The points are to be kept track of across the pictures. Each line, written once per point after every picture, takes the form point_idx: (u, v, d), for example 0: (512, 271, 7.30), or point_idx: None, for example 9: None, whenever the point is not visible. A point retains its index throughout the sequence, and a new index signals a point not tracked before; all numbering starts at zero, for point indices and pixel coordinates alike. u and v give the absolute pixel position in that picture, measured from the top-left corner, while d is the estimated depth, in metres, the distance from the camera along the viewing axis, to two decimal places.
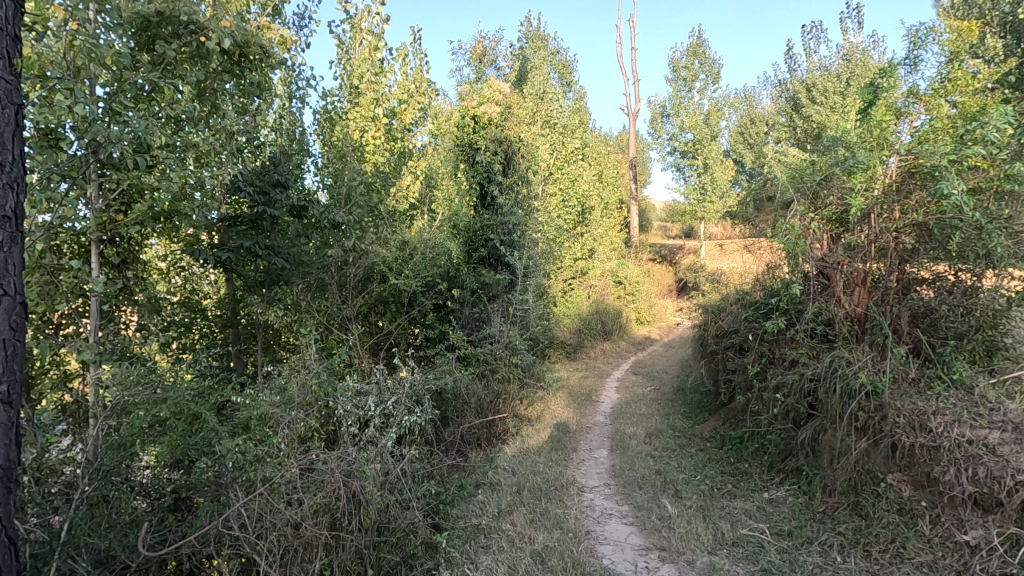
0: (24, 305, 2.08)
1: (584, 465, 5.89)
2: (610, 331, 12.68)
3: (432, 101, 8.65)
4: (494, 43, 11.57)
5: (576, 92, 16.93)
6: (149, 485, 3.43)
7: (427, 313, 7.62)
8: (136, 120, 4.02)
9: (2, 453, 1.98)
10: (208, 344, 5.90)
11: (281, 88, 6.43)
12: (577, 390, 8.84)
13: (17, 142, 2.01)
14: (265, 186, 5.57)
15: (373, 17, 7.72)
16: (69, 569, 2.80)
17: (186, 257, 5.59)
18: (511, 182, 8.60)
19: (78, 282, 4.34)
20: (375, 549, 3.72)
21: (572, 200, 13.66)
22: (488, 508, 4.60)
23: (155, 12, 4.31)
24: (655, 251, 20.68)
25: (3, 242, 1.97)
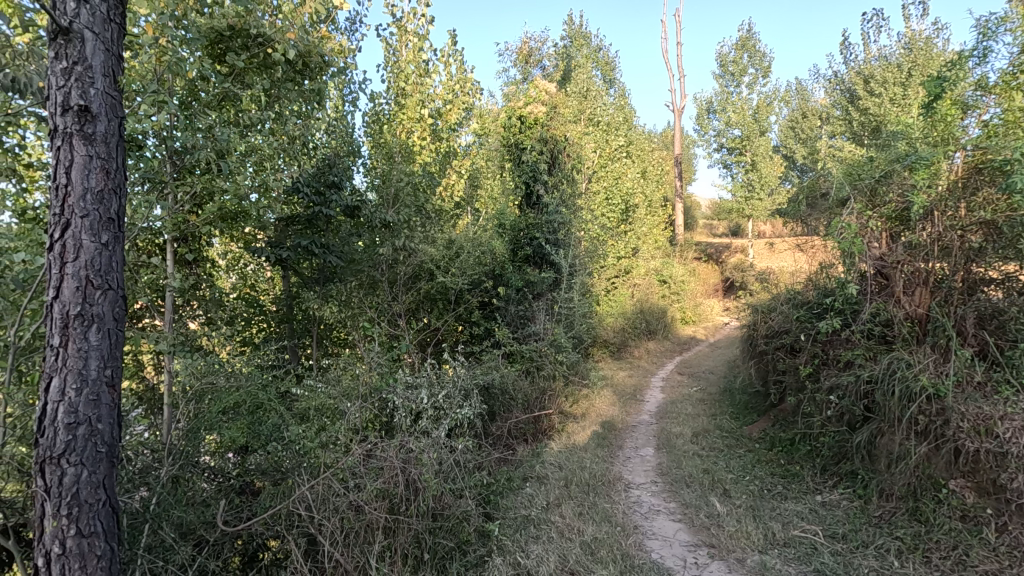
0: (126, 298, 2.31)
1: (630, 462, 5.91)
2: (654, 330, 12.66)
3: (477, 101, 8.93)
4: (540, 43, 11.71)
5: (619, 90, 16.78)
6: (216, 468, 3.69)
7: (472, 311, 7.80)
8: (219, 130, 4.36)
9: (108, 431, 2.22)
10: (266, 337, 6.24)
11: (335, 94, 6.73)
12: (622, 389, 8.81)
13: (123, 152, 2.24)
14: (321, 187, 5.83)
15: (418, 18, 7.86)
16: (159, 539, 3.07)
17: (244, 257, 5.99)
18: (555, 181, 8.63)
19: (154, 277, 4.68)
20: (431, 534, 3.84)
21: (616, 198, 13.57)
22: (536, 500, 4.68)
23: (228, 27, 4.67)
24: (701, 250, 20.25)
25: (109, 242, 2.19)
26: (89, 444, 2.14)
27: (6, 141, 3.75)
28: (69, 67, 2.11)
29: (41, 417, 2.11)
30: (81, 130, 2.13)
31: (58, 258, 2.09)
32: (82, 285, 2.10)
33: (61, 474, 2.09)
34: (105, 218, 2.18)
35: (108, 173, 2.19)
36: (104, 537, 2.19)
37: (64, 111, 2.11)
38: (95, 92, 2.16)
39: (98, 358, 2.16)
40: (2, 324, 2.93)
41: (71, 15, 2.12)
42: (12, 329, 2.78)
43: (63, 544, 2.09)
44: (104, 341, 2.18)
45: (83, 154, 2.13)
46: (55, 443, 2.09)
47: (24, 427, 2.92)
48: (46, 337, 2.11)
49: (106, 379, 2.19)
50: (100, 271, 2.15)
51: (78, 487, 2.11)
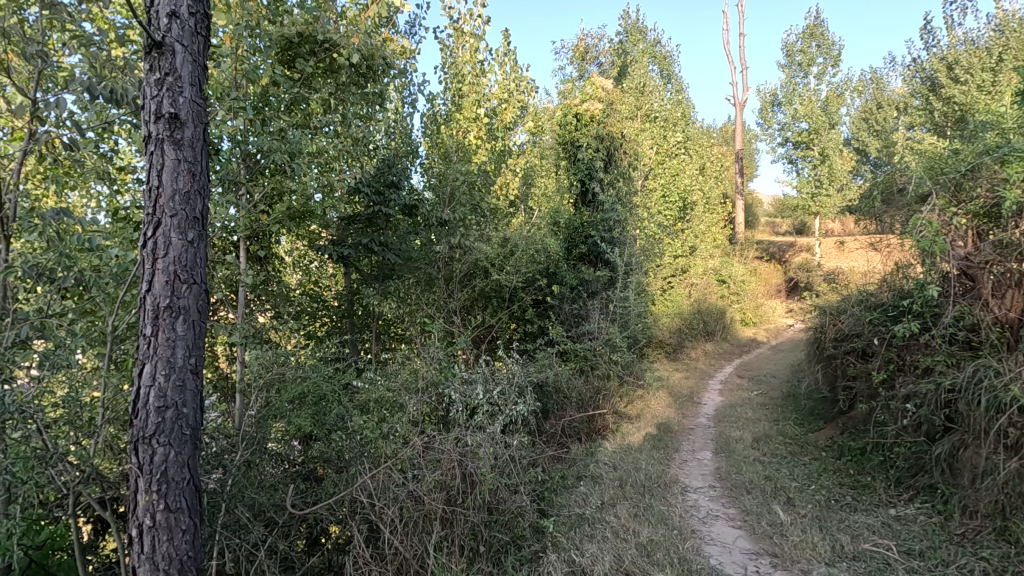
0: (208, 291, 2.48)
1: (687, 466, 5.78)
2: (712, 331, 12.25)
3: (531, 99, 8.83)
4: (597, 40, 11.61)
5: (677, 85, 16.34)
6: (284, 454, 3.89)
7: (526, 308, 7.89)
8: (292, 133, 4.60)
9: (192, 415, 2.39)
10: (329, 331, 6.51)
11: (395, 95, 6.91)
12: (678, 391, 8.60)
13: (207, 155, 2.41)
14: (381, 187, 6.01)
15: (474, 19, 7.94)
16: (235, 518, 3.29)
17: (308, 254, 6.26)
18: (611, 179, 8.57)
19: (229, 273, 4.97)
20: (487, 527, 3.88)
21: (673, 195, 13.26)
22: (590, 499, 4.65)
23: (296, 34, 4.88)
24: (763, 248, 19.45)
25: (194, 240, 2.36)
26: (176, 426, 2.31)
27: (102, 146, 4.10)
28: (161, 77, 2.29)
29: (134, 400, 2.30)
30: (171, 136, 2.30)
31: (151, 255, 2.27)
32: (170, 280, 2.27)
33: (152, 453, 2.28)
34: (191, 217, 2.35)
35: (194, 175, 2.35)
36: (188, 513, 2.36)
37: (156, 118, 2.29)
38: (183, 100, 2.33)
39: (184, 347, 2.33)
40: (100, 314, 3.20)
41: (163, 30, 2.30)
42: (109, 319, 3.04)
43: (153, 517, 2.29)
44: (190, 332, 2.35)
45: (173, 158, 2.31)
46: (146, 425, 2.27)
47: (119, 409, 3.19)
48: (140, 327, 2.30)
49: (190, 366, 2.36)
50: (187, 266, 2.32)
51: (166, 465, 2.29)
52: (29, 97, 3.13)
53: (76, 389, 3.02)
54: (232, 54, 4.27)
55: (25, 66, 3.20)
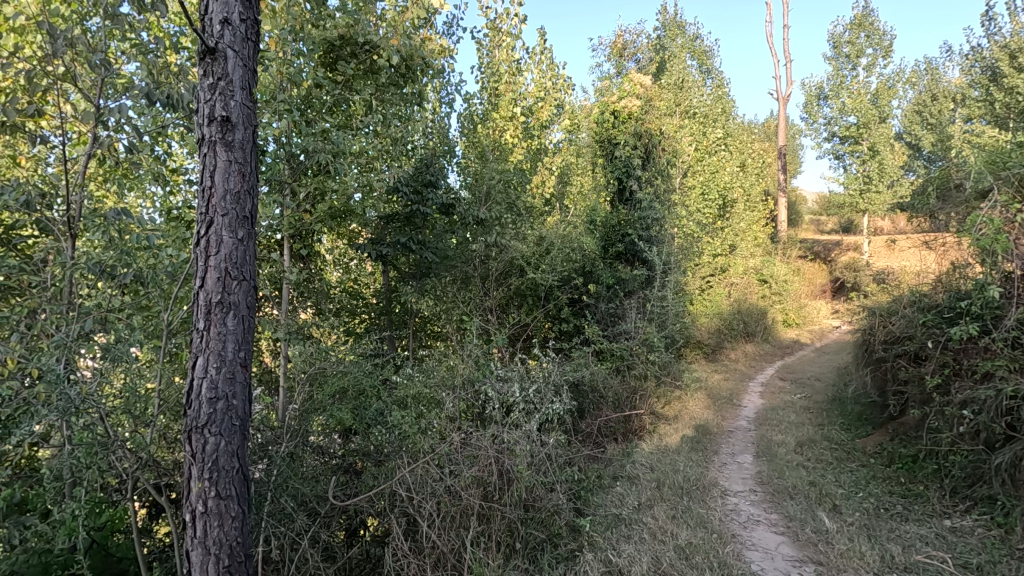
0: (256, 288, 2.57)
1: (726, 469, 5.65)
2: (753, 332, 11.93)
3: (567, 97, 8.80)
4: (635, 36, 11.48)
5: (717, 79, 15.96)
6: (326, 447, 4.01)
7: (562, 307, 7.86)
8: (336, 135, 4.73)
9: (240, 406, 2.48)
10: (368, 327, 6.65)
11: (433, 96, 6.99)
12: (717, 393, 8.42)
13: (256, 156, 2.50)
14: (419, 187, 6.14)
15: (511, 19, 7.96)
16: (280, 507, 3.41)
17: (348, 252, 6.40)
18: (648, 176, 8.49)
19: (274, 271, 5.14)
20: (524, 524, 3.90)
21: (712, 192, 12.99)
22: (627, 500, 4.60)
23: (338, 37, 5.01)
24: (807, 247, 18.81)
25: (244, 238, 2.45)
26: (226, 417, 2.41)
27: (157, 149, 4.29)
28: (214, 82, 2.39)
29: (188, 391, 2.40)
30: (223, 138, 2.40)
31: (204, 252, 2.37)
32: (222, 276, 2.37)
33: (205, 442, 2.38)
34: (241, 216, 2.44)
35: (244, 176, 2.45)
36: (237, 501, 2.46)
37: (209, 121, 2.39)
38: (234, 103, 2.43)
39: (234, 341, 2.42)
40: (155, 309, 3.36)
41: (216, 36, 2.39)
42: (165, 313, 3.18)
43: (205, 503, 2.39)
44: (239, 326, 2.44)
45: (225, 159, 2.40)
46: (199, 416, 2.38)
47: (173, 399, 3.34)
48: (193, 322, 2.40)
49: (240, 360, 2.45)
50: (237, 263, 2.42)
51: (217, 454, 2.39)
52: (94, 104, 3.32)
53: (134, 379, 3.19)
54: (279, 59, 4.41)
55: (89, 74, 3.39)
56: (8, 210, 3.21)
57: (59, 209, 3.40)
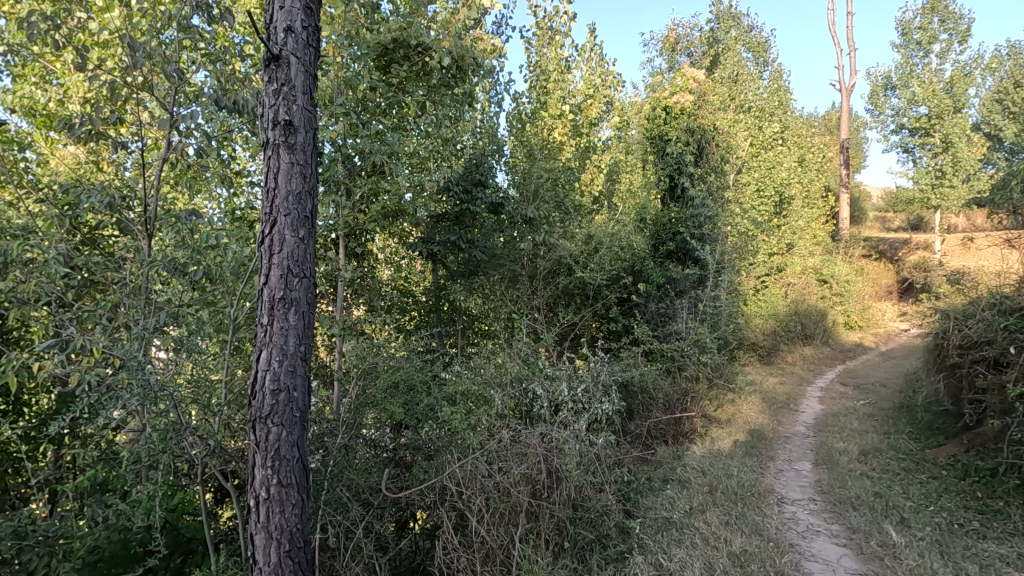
0: (316, 284, 2.67)
1: (783, 476, 5.44)
2: (811, 335, 11.42)
3: (617, 94, 8.65)
4: (688, 30, 11.18)
5: (774, 71, 15.34)
6: (378, 439, 4.13)
7: (610, 307, 7.79)
8: (391, 136, 4.86)
9: (300, 398, 2.58)
10: (419, 325, 6.79)
11: (482, 96, 7.04)
12: (772, 397, 8.12)
13: (317, 157, 2.60)
14: (469, 186, 6.24)
15: (560, 16, 7.91)
16: (336, 496, 3.54)
17: (399, 251, 6.55)
18: (701, 173, 8.28)
19: (330, 269, 5.33)
20: (572, 523, 3.88)
21: (768, 189, 12.52)
22: (678, 504, 4.51)
23: (392, 40, 5.14)
24: (871, 246, 17.84)
25: (305, 237, 2.55)
26: (287, 408, 2.52)
27: (222, 152, 4.52)
28: (278, 88, 2.50)
29: (252, 383, 2.52)
30: (286, 141, 2.51)
31: (268, 250, 2.48)
32: (285, 274, 2.48)
33: (268, 432, 2.50)
34: (302, 216, 2.54)
35: (305, 177, 2.55)
36: (297, 489, 2.57)
37: (274, 126, 2.50)
38: (296, 107, 2.53)
39: (296, 335, 2.53)
40: (221, 304, 3.54)
41: (281, 44, 2.51)
42: (231, 308, 3.35)
43: (268, 490, 2.51)
44: (300, 322, 2.55)
45: (288, 162, 2.51)
46: (263, 406, 2.49)
47: (238, 390, 3.52)
48: (258, 317, 2.52)
49: (300, 353, 2.56)
50: (298, 261, 2.52)
51: (279, 444, 2.51)
52: (169, 111, 3.53)
53: (203, 370, 3.37)
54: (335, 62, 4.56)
55: (164, 83, 3.61)
56: (93, 212, 3.46)
57: (137, 210, 3.64)
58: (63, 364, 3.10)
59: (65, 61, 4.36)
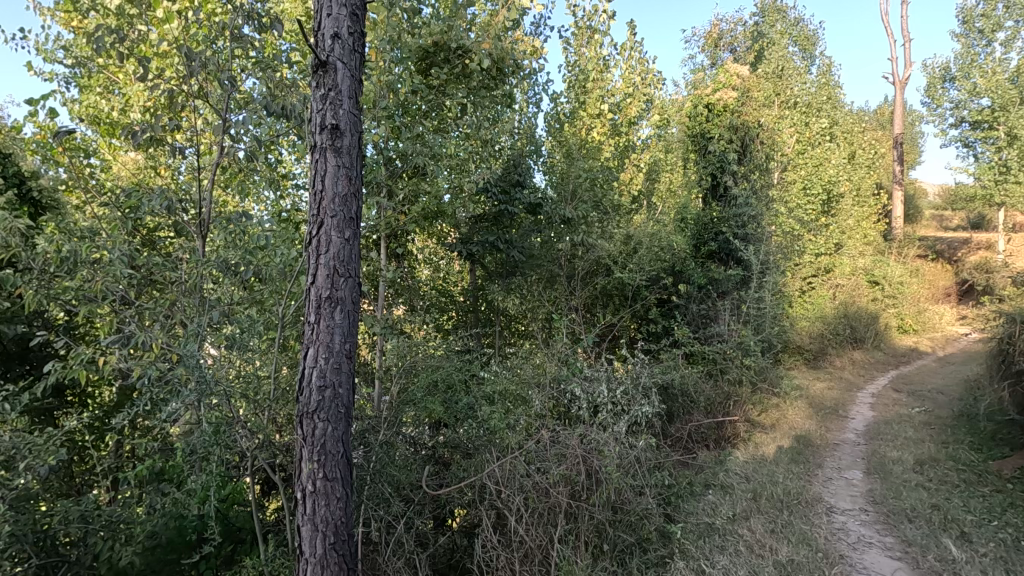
0: (360, 284, 2.73)
1: (832, 484, 5.24)
2: (862, 338, 10.96)
3: (657, 92, 8.52)
4: (731, 24, 10.97)
5: (822, 65, 14.77)
6: (418, 437, 4.20)
7: (650, 308, 7.68)
8: (432, 138, 4.94)
9: (345, 395, 2.65)
10: (457, 325, 6.87)
11: (521, 96, 7.05)
12: (820, 402, 7.84)
13: (362, 160, 2.66)
14: (507, 187, 6.28)
15: (599, 15, 7.84)
16: (378, 491, 3.62)
17: (438, 251, 6.64)
18: (745, 171, 8.09)
19: (371, 269, 5.45)
20: (612, 526, 3.85)
21: (816, 187, 12.08)
22: (721, 509, 4.41)
23: (432, 44, 5.23)
24: (928, 245, 16.98)
25: (350, 237, 2.62)
26: (332, 404, 2.59)
27: (270, 156, 4.68)
28: (326, 93, 2.57)
29: (300, 379, 2.61)
30: (333, 145, 2.58)
31: (315, 251, 2.56)
32: (331, 274, 2.55)
33: (314, 427, 2.58)
34: (347, 217, 2.61)
35: (350, 179, 2.62)
36: (342, 483, 2.64)
37: (321, 130, 2.58)
38: (342, 112, 2.60)
39: (341, 334, 2.60)
40: (269, 303, 3.67)
41: (328, 50, 2.58)
42: (280, 307, 3.47)
43: (314, 483, 2.59)
44: (345, 320, 2.62)
45: (334, 165, 2.58)
46: (310, 402, 2.57)
47: (285, 386, 3.64)
48: (305, 315, 2.60)
49: (345, 351, 2.62)
50: (344, 261, 2.59)
51: (325, 439, 2.58)
52: (221, 117, 3.67)
53: (253, 366, 3.50)
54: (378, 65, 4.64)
55: (217, 91, 3.76)
56: (151, 215, 3.64)
57: (191, 212, 3.81)
58: (124, 359, 3.28)
59: (127, 73, 4.60)
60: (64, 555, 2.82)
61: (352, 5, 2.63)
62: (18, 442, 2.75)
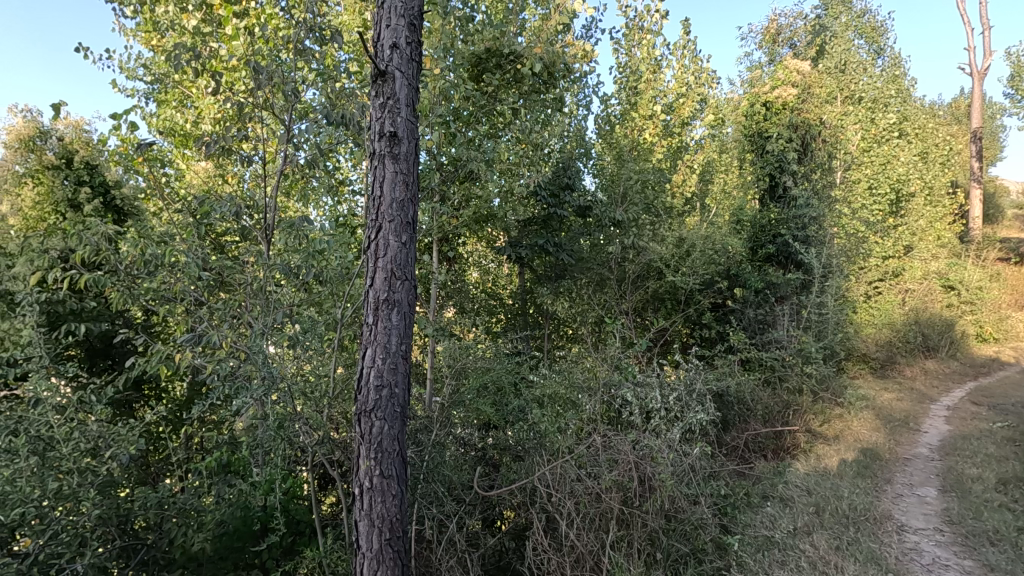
0: (415, 287, 2.80)
1: (902, 502, 4.94)
2: (935, 347, 10.28)
3: (711, 91, 8.30)
4: (790, 19, 10.64)
5: (891, 57, 13.95)
6: (470, 438, 4.25)
7: (703, 312, 7.49)
8: (488, 145, 5.08)
9: (400, 394, 2.72)
10: (507, 327, 6.93)
11: (570, 99, 7.02)
12: (888, 414, 7.41)
13: (418, 166, 2.73)
14: (557, 190, 6.29)
15: (651, 15, 7.71)
16: (431, 490, 3.69)
17: (487, 254, 6.70)
18: (805, 171, 7.87)
19: (424, 272, 5.57)
20: (666, 535, 3.77)
21: (883, 186, 11.44)
22: (781, 523, 4.24)
23: (484, 51, 5.33)
24: (1011, 248, 15.74)
25: (407, 241, 2.69)
26: (389, 403, 2.67)
27: (329, 164, 4.87)
28: (385, 102, 2.66)
29: (358, 378, 2.70)
30: (391, 152, 2.66)
31: (374, 255, 2.65)
32: (389, 276, 2.63)
33: (372, 425, 2.66)
34: (404, 222, 2.69)
35: (407, 185, 2.69)
36: (397, 481, 2.71)
37: (380, 137, 2.66)
38: (400, 120, 2.68)
39: (397, 335, 2.67)
40: (328, 305, 3.82)
41: (387, 60, 2.67)
42: (339, 309, 3.60)
43: (371, 480, 2.67)
44: (402, 322, 2.69)
45: (392, 171, 2.66)
46: (368, 401, 2.66)
47: (343, 386, 3.78)
48: (363, 316, 2.69)
49: (401, 352, 2.69)
50: (401, 265, 2.67)
51: (381, 437, 2.66)
52: (284, 126, 3.83)
53: (313, 365, 3.65)
54: (434, 74, 4.76)
55: (281, 102, 3.93)
56: (221, 220, 3.86)
57: (256, 218, 4.02)
58: (196, 356, 3.48)
59: (200, 88, 4.89)
60: (143, 539, 2.98)
61: (411, 15, 2.71)
62: (103, 432, 2.99)
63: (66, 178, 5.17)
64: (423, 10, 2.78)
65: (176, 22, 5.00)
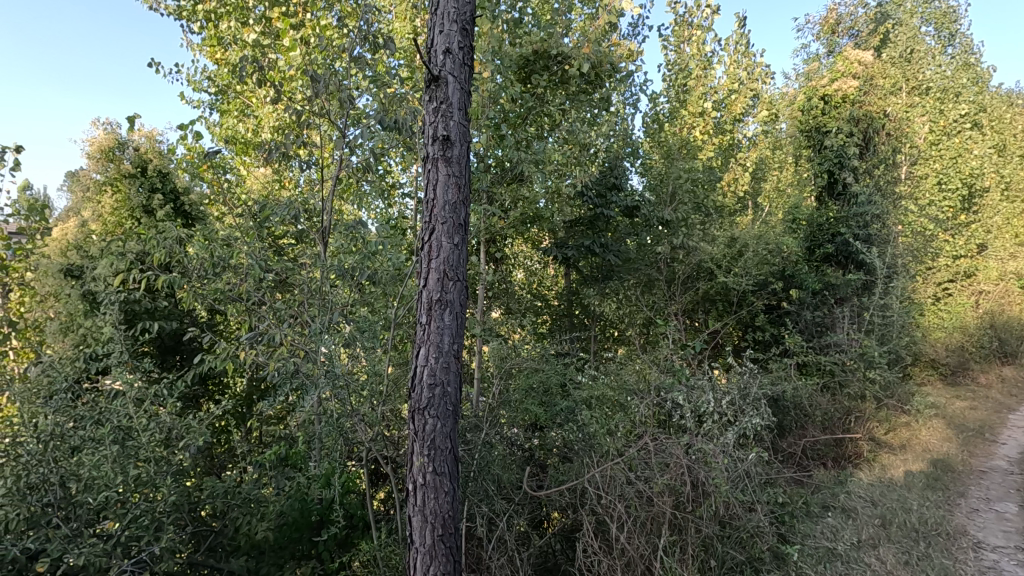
0: (467, 287, 2.84)
1: (978, 517, 4.74)
2: (1011, 352, 9.95)
3: (765, 86, 8.04)
4: (851, 8, 10.15)
5: (963, 44, 13.10)
6: (518, 437, 4.27)
7: (757, 314, 7.25)
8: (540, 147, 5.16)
9: (452, 392, 2.76)
10: (554, 328, 6.94)
11: (618, 99, 6.95)
12: (961, 423, 7.00)
13: (470, 168, 2.77)
14: (604, 190, 6.24)
15: (702, 10, 7.53)
16: (481, 488, 3.74)
17: (534, 255, 6.72)
18: (867, 167, 7.54)
19: (472, 273, 5.65)
20: (720, 541, 3.68)
21: (954, 181, 10.77)
22: (844, 533, 4.08)
23: (532, 52, 5.35)
24: None
25: (459, 243, 2.73)
26: (441, 401, 2.72)
27: (381, 167, 5.01)
28: (438, 106, 2.72)
29: (412, 377, 2.76)
30: (444, 156, 2.72)
31: (427, 256, 2.71)
32: (441, 277, 2.69)
33: (425, 422, 2.72)
34: (456, 223, 2.73)
35: (459, 187, 2.74)
36: (449, 478, 2.75)
37: (433, 141, 2.72)
38: (452, 123, 2.73)
39: (450, 334, 2.72)
40: (382, 306, 3.92)
41: (440, 65, 2.73)
42: (392, 309, 3.68)
43: (424, 476, 2.72)
44: (454, 322, 2.73)
45: (445, 174, 2.71)
46: (421, 399, 2.71)
47: (395, 384, 3.88)
48: (417, 316, 2.75)
49: (453, 351, 2.74)
50: (453, 266, 2.71)
51: (434, 434, 2.71)
52: (339, 130, 3.94)
53: (367, 364, 3.75)
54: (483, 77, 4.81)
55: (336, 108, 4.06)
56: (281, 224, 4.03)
57: (313, 221, 4.18)
58: (258, 354, 3.64)
59: (260, 97, 5.13)
60: (211, 527, 3.06)
61: (463, 21, 2.76)
62: (175, 424, 3.22)
63: (140, 186, 5.55)
64: (475, 14, 2.82)
65: (239, 37, 5.27)
